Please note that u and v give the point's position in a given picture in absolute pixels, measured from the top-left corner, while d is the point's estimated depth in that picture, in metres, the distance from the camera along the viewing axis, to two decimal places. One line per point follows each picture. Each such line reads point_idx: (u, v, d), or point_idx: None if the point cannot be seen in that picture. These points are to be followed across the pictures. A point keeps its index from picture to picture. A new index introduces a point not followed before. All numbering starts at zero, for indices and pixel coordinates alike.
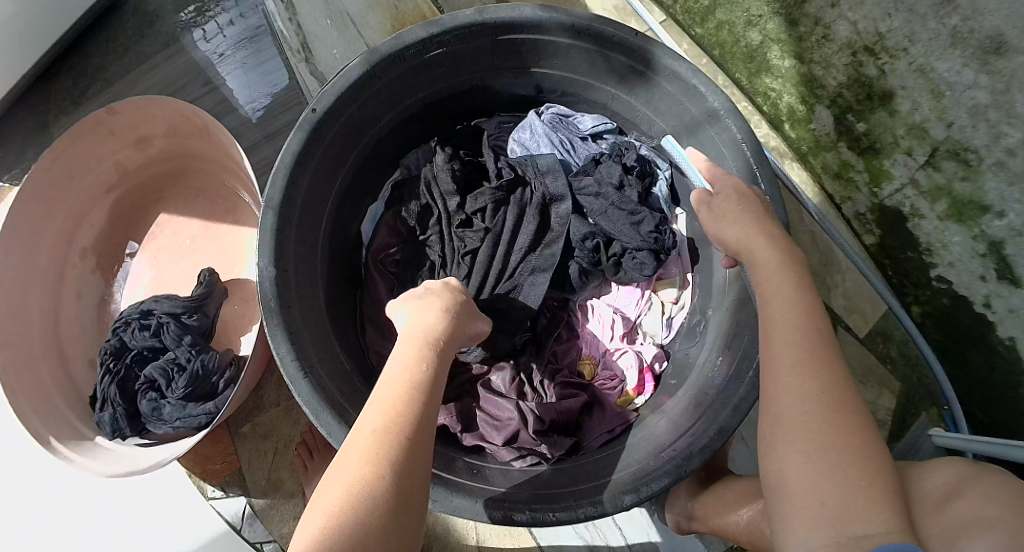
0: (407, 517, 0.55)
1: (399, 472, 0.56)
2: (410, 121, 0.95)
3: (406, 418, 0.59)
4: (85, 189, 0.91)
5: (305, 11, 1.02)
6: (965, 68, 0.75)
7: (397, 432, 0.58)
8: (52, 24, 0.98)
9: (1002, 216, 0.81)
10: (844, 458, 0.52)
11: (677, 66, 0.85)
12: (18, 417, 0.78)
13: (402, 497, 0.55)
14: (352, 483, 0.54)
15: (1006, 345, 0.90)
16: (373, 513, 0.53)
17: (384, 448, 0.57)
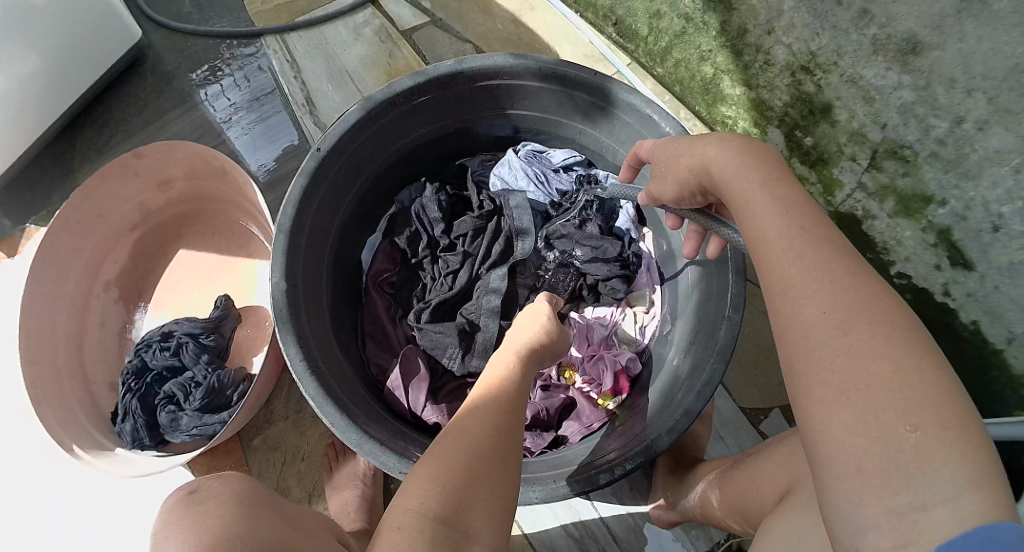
0: (508, 475, 0.61)
1: (505, 434, 0.63)
2: (398, 164, 1.03)
3: (507, 392, 0.67)
4: (111, 226, 1.00)
5: (308, 68, 1.15)
6: (890, 72, 0.86)
7: (510, 404, 0.66)
8: (79, 81, 1.10)
9: (944, 204, 0.88)
10: (902, 382, 0.43)
11: (632, 99, 0.94)
12: (45, 429, 0.83)
13: (502, 454, 0.61)
14: (457, 441, 0.61)
15: (971, 330, 0.93)
16: (479, 458, 0.59)
17: (488, 413, 0.64)
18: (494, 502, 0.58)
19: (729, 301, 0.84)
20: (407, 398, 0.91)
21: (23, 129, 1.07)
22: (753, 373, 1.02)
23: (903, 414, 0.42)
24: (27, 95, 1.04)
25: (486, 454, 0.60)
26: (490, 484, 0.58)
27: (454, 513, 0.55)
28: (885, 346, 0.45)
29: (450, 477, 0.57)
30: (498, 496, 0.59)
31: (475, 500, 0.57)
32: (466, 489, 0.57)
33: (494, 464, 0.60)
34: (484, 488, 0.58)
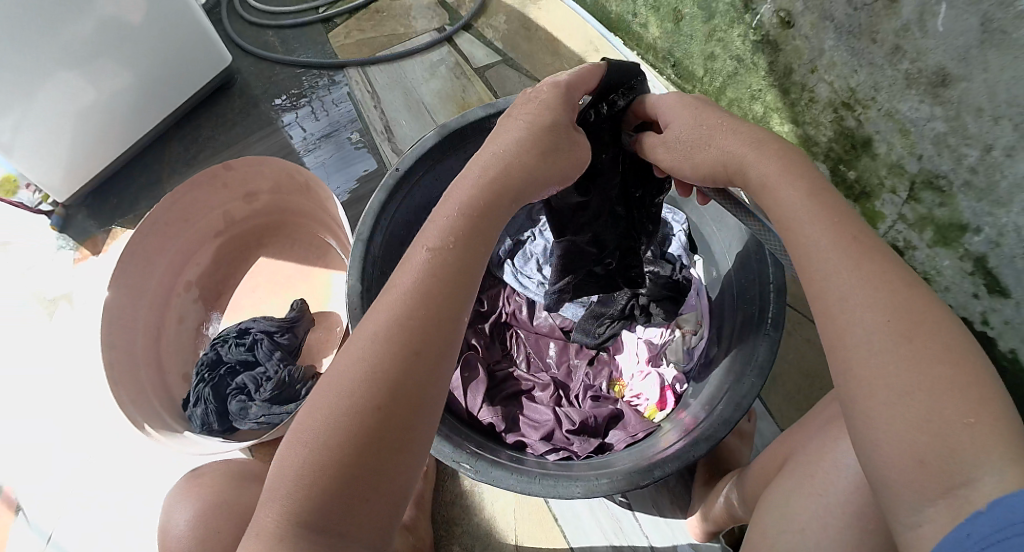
0: (393, 457, 0.50)
1: (397, 405, 0.51)
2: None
3: (409, 329, 0.53)
4: (197, 230, 1.07)
5: (387, 98, 1.26)
6: (922, 104, 0.93)
7: (410, 354, 0.52)
8: (170, 96, 1.23)
9: (978, 232, 0.93)
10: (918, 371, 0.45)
11: None
12: (118, 405, 0.87)
13: (396, 434, 0.50)
14: (332, 424, 0.49)
15: (1010, 359, 0.96)
16: (359, 450, 0.48)
17: (378, 376, 0.51)
18: (381, 497, 0.49)
19: (768, 317, 0.84)
20: (466, 399, 0.96)
21: (112, 138, 1.19)
22: (797, 397, 1.01)
23: (933, 405, 0.44)
24: (120, 107, 1.16)
25: (364, 442, 0.49)
26: (377, 483, 0.49)
27: (331, 523, 0.47)
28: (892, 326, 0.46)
29: (315, 481, 0.47)
30: (385, 491, 0.49)
31: (352, 508, 0.48)
32: (337, 496, 0.47)
33: (381, 453, 0.49)
34: (365, 492, 0.48)
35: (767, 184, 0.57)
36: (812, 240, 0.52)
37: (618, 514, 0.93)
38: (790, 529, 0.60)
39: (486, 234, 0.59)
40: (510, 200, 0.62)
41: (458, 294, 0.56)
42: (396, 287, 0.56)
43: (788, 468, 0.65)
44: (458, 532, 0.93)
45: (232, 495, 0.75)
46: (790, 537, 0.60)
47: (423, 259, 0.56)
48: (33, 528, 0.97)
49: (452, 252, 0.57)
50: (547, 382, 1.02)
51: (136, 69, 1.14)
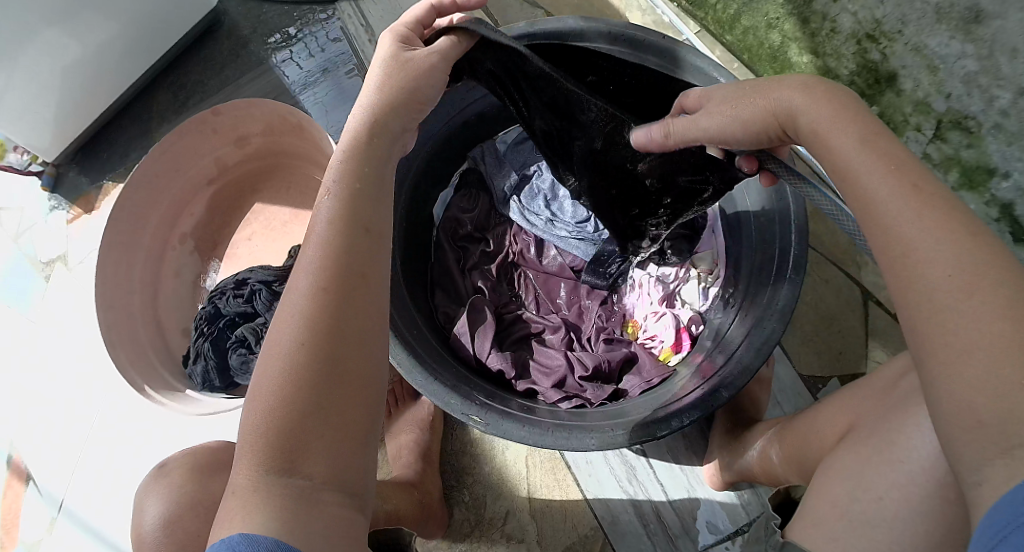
0: (346, 393, 0.49)
1: (326, 337, 0.49)
2: (463, 134, 1.01)
3: (324, 268, 0.52)
4: (189, 179, 1.04)
5: (382, 32, 1.16)
6: (952, 41, 0.87)
7: (326, 282, 0.51)
8: (152, 45, 1.17)
9: (1007, 177, 0.90)
10: (991, 316, 0.41)
11: (700, 64, 0.89)
12: (118, 368, 0.88)
13: (337, 369, 0.49)
14: (277, 371, 0.48)
15: None
16: (306, 392, 0.48)
17: (307, 316, 0.50)
18: (339, 438, 0.48)
19: (790, 263, 0.79)
20: (474, 345, 0.90)
21: (100, 93, 1.15)
22: (813, 342, 1.00)
23: (997, 357, 0.40)
24: (105, 60, 1.11)
25: (308, 379, 0.48)
26: (333, 422, 0.48)
27: (294, 463, 0.46)
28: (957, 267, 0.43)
29: (271, 428, 0.47)
30: (343, 429, 0.48)
31: (311, 450, 0.47)
32: (294, 437, 0.47)
33: (327, 389, 0.48)
34: (321, 434, 0.47)
35: (792, 133, 0.54)
36: (866, 184, 0.49)
37: (632, 462, 0.93)
38: (866, 498, 0.54)
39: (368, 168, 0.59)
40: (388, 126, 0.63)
41: (361, 224, 0.55)
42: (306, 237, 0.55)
43: (854, 439, 0.60)
44: (470, 481, 0.94)
45: (202, 491, 0.76)
46: (862, 507, 0.54)
47: (320, 211, 0.56)
48: (44, 493, 1.00)
49: (349, 199, 0.56)
50: (558, 324, 0.97)
51: (116, 18, 1.08)
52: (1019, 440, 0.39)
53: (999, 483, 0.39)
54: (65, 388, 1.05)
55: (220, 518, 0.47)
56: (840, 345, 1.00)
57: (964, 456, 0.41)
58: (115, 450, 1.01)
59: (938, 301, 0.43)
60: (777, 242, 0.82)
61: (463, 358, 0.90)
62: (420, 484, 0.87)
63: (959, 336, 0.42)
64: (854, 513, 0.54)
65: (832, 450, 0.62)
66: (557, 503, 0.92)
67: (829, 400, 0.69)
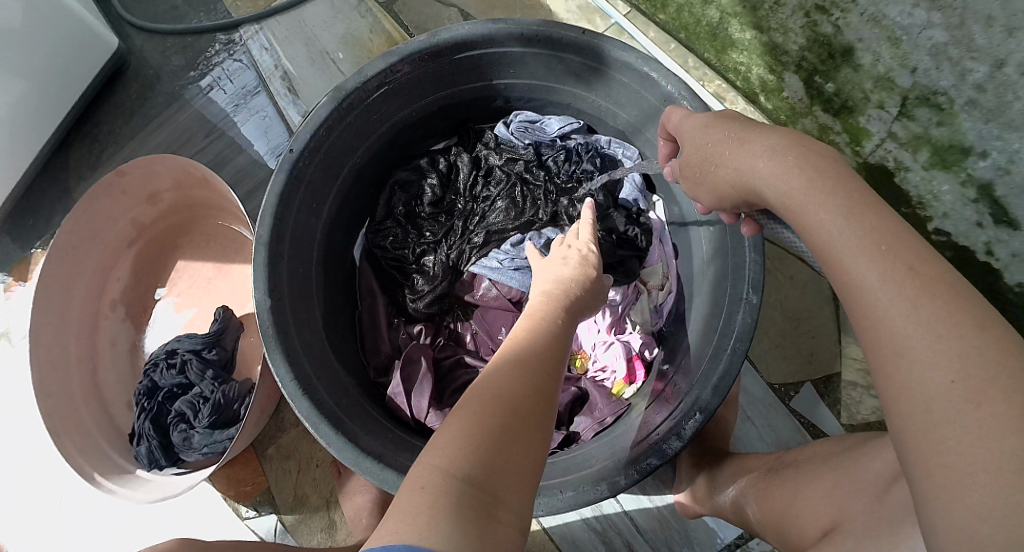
0: (532, 441, 0.52)
1: (539, 396, 0.55)
2: (375, 164, 0.96)
3: (542, 331, 0.62)
4: (108, 245, 1.00)
5: (289, 54, 1.10)
6: (917, 9, 0.76)
7: (544, 357, 0.59)
8: (61, 97, 1.09)
9: (985, 156, 0.79)
10: None
11: (624, 56, 0.83)
12: (65, 459, 0.86)
13: (537, 418, 0.54)
14: (500, 404, 0.53)
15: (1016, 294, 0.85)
16: (515, 427, 0.52)
17: (524, 370, 0.57)
18: (526, 468, 0.51)
19: (748, 284, 0.79)
20: (411, 405, 0.87)
21: (20, 154, 1.09)
22: (783, 346, 0.98)
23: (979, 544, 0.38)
24: (16, 128, 1.05)
25: (517, 415, 0.53)
26: (518, 453, 0.51)
27: (485, 484, 0.48)
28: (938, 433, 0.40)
29: (479, 441, 0.50)
30: (529, 464, 0.51)
31: (504, 473, 0.49)
32: (493, 463, 0.49)
33: (519, 427, 0.52)
34: (506, 466, 0.50)
35: None
36: None
37: (598, 499, 0.93)
38: None
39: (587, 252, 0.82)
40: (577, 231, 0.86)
41: (566, 329, 0.64)
42: (529, 314, 0.65)
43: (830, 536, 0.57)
44: None
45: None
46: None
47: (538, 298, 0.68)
48: None
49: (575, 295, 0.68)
50: None
51: (24, 76, 1.01)
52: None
53: None
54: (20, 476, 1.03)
55: (377, 531, 0.45)
56: (814, 346, 0.97)
57: None
58: (83, 529, 1.00)
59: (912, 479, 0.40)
60: (733, 264, 0.82)
61: (403, 418, 0.87)
62: None
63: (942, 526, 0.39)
64: None
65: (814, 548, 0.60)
66: (524, 544, 0.92)
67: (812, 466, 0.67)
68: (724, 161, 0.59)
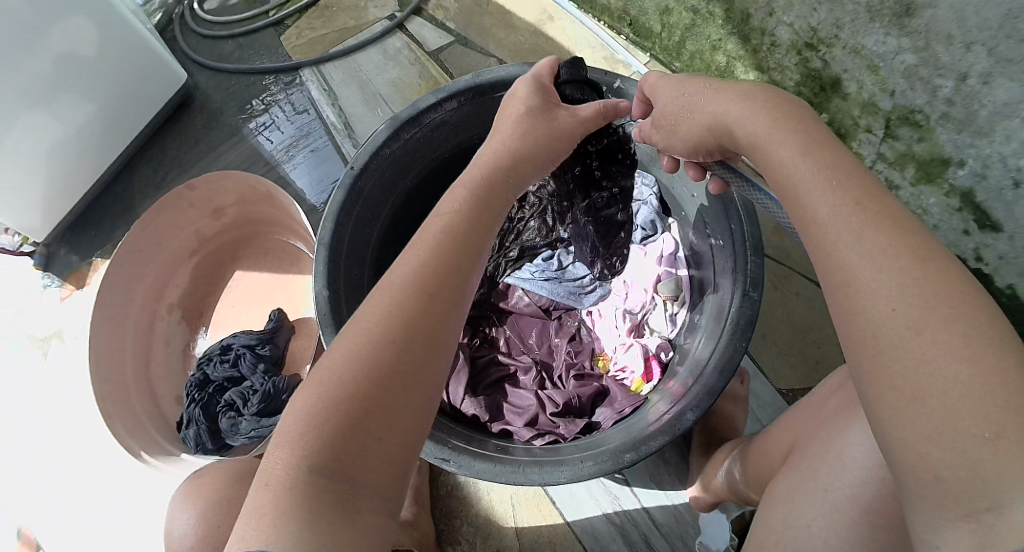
0: (405, 407, 0.51)
1: (411, 351, 0.52)
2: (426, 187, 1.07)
3: (428, 270, 0.57)
4: (171, 252, 1.09)
5: (345, 96, 1.26)
6: (889, 36, 0.87)
7: (427, 297, 0.55)
8: (130, 121, 1.23)
9: (962, 165, 0.88)
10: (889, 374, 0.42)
11: None
12: (117, 436, 0.92)
13: (416, 368, 0.52)
14: (357, 371, 0.50)
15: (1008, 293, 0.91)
16: (376, 398, 0.49)
17: (393, 324, 0.53)
18: (393, 439, 0.50)
19: (750, 278, 0.81)
20: (449, 391, 0.93)
21: (86, 169, 1.21)
22: (790, 354, 1.01)
23: (957, 398, 0.38)
24: (86, 142, 1.18)
25: (386, 374, 0.50)
26: (391, 425, 0.50)
27: (341, 467, 0.46)
28: (903, 287, 0.42)
29: (332, 409, 0.48)
30: (400, 428, 0.50)
31: (364, 453, 0.48)
32: (351, 441, 0.47)
33: (392, 393, 0.50)
34: (372, 442, 0.48)
35: None
36: None
37: (616, 492, 0.94)
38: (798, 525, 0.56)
39: (491, 204, 0.66)
40: (518, 173, 0.70)
41: (463, 261, 0.60)
42: (419, 240, 0.60)
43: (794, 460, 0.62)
44: (458, 523, 0.96)
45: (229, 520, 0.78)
46: (796, 533, 0.56)
47: (443, 222, 0.62)
48: None
49: (472, 218, 0.63)
50: (529, 364, 1.00)
51: (94, 99, 1.15)
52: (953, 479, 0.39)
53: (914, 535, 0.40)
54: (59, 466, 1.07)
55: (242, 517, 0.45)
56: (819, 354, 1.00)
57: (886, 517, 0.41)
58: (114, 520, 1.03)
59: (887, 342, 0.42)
60: (735, 259, 0.85)
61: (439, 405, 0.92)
62: (415, 523, 0.89)
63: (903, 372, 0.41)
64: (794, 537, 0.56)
65: (780, 470, 0.64)
66: (546, 537, 0.93)
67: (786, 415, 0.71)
68: (692, 120, 0.65)
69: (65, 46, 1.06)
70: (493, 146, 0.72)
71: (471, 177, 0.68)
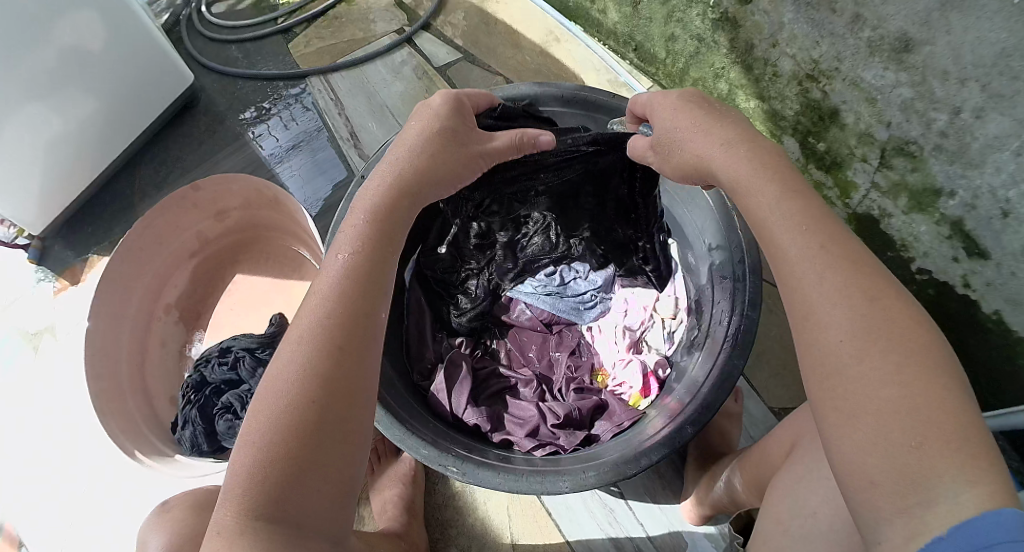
0: (336, 449, 0.51)
1: (335, 393, 0.53)
2: None
3: (337, 309, 0.57)
4: (172, 252, 1.08)
5: (351, 105, 1.28)
6: (887, 71, 0.91)
7: (343, 339, 0.55)
8: (133, 121, 1.23)
9: (953, 195, 0.90)
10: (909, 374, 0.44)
11: None
12: (109, 435, 0.89)
13: (340, 421, 0.52)
14: (285, 421, 0.50)
15: (995, 321, 0.93)
16: (306, 445, 0.50)
17: (312, 368, 0.53)
18: (333, 479, 0.51)
19: (751, 298, 0.81)
20: (450, 401, 0.92)
21: (84, 166, 1.20)
22: (783, 374, 1.01)
23: (908, 414, 0.42)
24: (87, 139, 1.17)
25: (310, 432, 0.50)
26: (326, 469, 0.50)
27: (287, 511, 0.48)
28: (858, 316, 0.46)
29: (267, 473, 0.48)
30: (334, 470, 0.51)
31: (305, 498, 0.49)
32: (288, 488, 0.48)
33: (322, 438, 0.51)
34: (312, 487, 0.49)
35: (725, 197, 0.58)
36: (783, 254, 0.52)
37: (611, 504, 0.94)
38: (804, 516, 0.59)
39: (390, 228, 0.65)
40: (415, 193, 0.68)
41: (375, 291, 0.60)
42: (318, 284, 0.60)
43: (793, 462, 0.64)
44: (454, 533, 0.95)
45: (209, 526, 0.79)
46: (801, 522, 0.59)
47: (344, 263, 0.60)
48: None
49: (368, 248, 0.62)
50: (530, 377, 1.00)
51: (98, 97, 1.14)
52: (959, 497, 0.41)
53: None
54: (51, 462, 1.06)
55: None
56: None
57: None
58: (104, 519, 1.02)
59: (834, 357, 0.46)
60: (734, 278, 0.85)
61: (440, 412, 0.91)
62: (410, 533, 0.88)
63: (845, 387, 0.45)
64: (797, 530, 0.60)
65: (781, 469, 0.66)
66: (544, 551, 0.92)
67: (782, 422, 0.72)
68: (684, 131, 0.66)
69: (73, 41, 1.05)
70: (389, 174, 0.68)
71: (374, 206, 0.65)
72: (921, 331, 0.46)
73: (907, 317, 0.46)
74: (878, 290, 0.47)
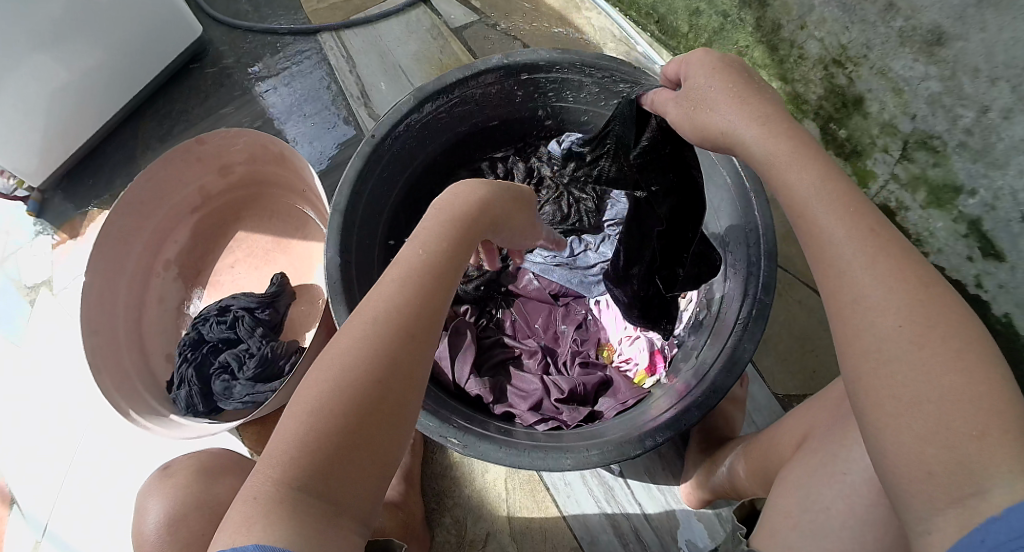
0: (389, 433, 0.50)
1: (400, 378, 0.51)
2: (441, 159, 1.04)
3: (413, 295, 0.55)
4: (173, 207, 1.06)
5: (362, 63, 1.24)
6: (916, 63, 0.88)
7: (414, 328, 0.53)
8: (138, 74, 1.20)
9: (973, 194, 0.88)
10: (933, 366, 0.43)
11: None
12: (103, 393, 0.87)
13: (397, 404, 0.50)
14: (341, 392, 0.48)
15: (1003, 324, 0.91)
16: (362, 421, 0.48)
17: (379, 348, 0.51)
18: (379, 462, 0.49)
19: (765, 287, 0.80)
20: (453, 370, 0.92)
21: (86, 118, 1.17)
22: (788, 362, 1.00)
23: (953, 406, 0.42)
24: (91, 90, 1.14)
25: (365, 409, 0.49)
26: (375, 449, 0.48)
27: (328, 485, 0.46)
28: (887, 306, 0.45)
29: (312, 443, 0.46)
30: (382, 453, 0.49)
31: (350, 475, 0.47)
32: (333, 463, 0.46)
33: (377, 418, 0.49)
34: (355, 464, 0.47)
35: None
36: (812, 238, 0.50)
37: (609, 482, 0.94)
38: (814, 508, 0.59)
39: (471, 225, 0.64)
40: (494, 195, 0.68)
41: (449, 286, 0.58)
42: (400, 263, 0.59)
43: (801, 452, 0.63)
44: (449, 504, 0.95)
45: (203, 496, 0.79)
46: (811, 517, 0.58)
47: (422, 251, 0.59)
48: (29, 514, 1.00)
49: (451, 242, 0.61)
50: (534, 348, 0.99)
51: (102, 46, 1.11)
52: (974, 490, 0.40)
53: (948, 534, 0.41)
54: (46, 415, 1.06)
55: (228, 523, 0.46)
56: (820, 366, 0.99)
57: (914, 508, 0.43)
58: (98, 475, 1.01)
59: (868, 342, 0.46)
60: (749, 265, 0.83)
61: (442, 380, 0.91)
62: (403, 504, 0.87)
63: (887, 378, 0.44)
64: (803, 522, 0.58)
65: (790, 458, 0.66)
66: (539, 526, 0.92)
67: (793, 411, 0.72)
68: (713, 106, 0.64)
69: None
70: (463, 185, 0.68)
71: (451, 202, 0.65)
72: (950, 324, 0.44)
73: (936, 308, 0.45)
74: (907, 279, 0.46)
